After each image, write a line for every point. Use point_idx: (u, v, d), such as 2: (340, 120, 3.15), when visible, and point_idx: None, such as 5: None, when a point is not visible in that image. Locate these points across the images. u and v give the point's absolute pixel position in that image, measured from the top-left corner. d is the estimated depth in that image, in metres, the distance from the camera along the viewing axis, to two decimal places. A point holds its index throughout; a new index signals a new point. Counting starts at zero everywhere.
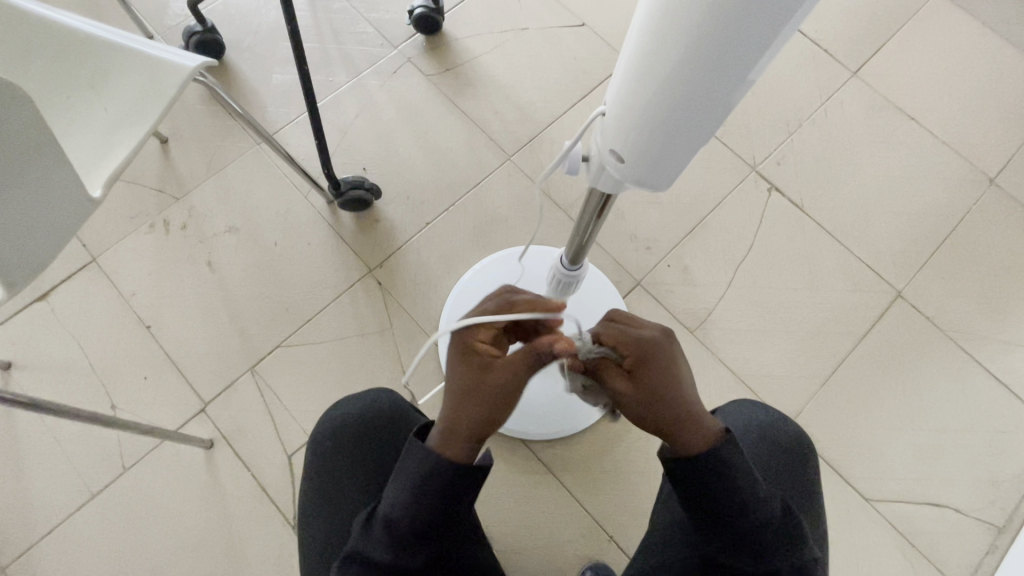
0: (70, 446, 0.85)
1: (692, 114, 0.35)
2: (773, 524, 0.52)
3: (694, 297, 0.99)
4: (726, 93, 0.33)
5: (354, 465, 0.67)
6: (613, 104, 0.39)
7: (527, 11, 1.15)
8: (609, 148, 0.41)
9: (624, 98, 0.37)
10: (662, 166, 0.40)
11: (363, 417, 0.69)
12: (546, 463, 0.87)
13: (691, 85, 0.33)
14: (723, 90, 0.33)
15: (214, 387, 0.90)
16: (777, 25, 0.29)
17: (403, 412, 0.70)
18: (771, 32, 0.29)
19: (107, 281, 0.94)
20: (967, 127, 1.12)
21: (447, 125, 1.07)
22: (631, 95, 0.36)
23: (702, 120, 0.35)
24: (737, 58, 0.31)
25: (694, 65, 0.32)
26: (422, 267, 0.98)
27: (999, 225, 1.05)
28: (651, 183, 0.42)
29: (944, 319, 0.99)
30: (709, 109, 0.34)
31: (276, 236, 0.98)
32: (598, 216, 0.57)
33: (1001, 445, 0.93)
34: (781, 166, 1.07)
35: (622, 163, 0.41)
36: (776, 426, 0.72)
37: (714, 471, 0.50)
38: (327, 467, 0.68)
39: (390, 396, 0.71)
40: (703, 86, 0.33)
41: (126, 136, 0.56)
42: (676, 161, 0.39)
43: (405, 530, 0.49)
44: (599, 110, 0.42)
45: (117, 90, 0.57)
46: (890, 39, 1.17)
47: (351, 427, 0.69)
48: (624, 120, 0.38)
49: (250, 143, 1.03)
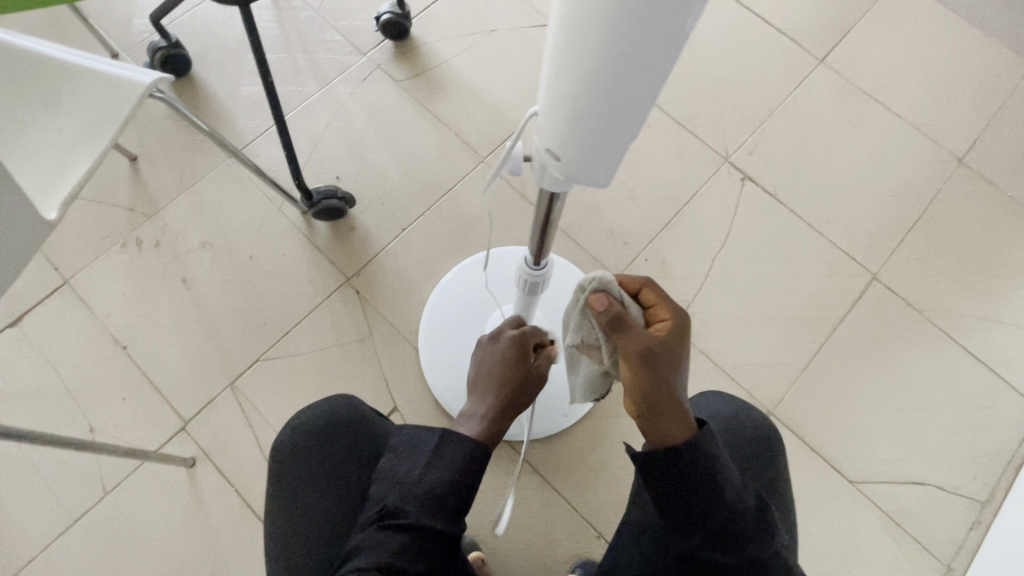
0: (51, 472, 0.84)
1: (616, 110, 0.36)
2: (749, 512, 0.48)
3: (673, 291, 0.99)
4: (649, 85, 0.34)
5: (315, 481, 0.65)
6: (544, 103, 0.39)
7: (495, 12, 1.15)
8: (544, 148, 0.42)
9: (551, 98, 0.38)
10: (597, 162, 0.40)
11: (324, 421, 0.67)
12: (529, 461, 0.88)
13: (613, 81, 0.33)
14: (640, 87, 0.34)
15: (194, 404, 0.89)
16: (678, 24, 0.29)
17: (362, 415, 0.69)
18: (673, 32, 0.30)
19: (81, 302, 0.93)
20: (935, 108, 1.13)
21: (419, 130, 1.06)
22: (557, 96, 0.37)
23: (626, 114, 0.36)
24: (648, 56, 0.31)
25: (611, 64, 0.32)
26: (401, 273, 0.98)
27: (969, 204, 1.07)
28: (591, 180, 0.43)
29: (920, 299, 1.00)
30: (631, 105, 0.35)
31: (251, 249, 0.98)
32: (552, 217, 0.56)
33: (981, 421, 0.94)
34: (753, 155, 1.08)
35: (560, 163, 0.42)
36: (748, 416, 0.73)
37: (686, 458, 0.48)
38: (285, 484, 0.66)
39: (347, 400, 0.69)
40: (622, 84, 0.34)
41: (80, 153, 0.56)
42: (611, 157, 0.40)
43: (437, 486, 0.48)
44: (532, 111, 0.43)
45: (67, 108, 0.57)
46: (855, 25, 1.19)
47: (308, 438, 0.67)
48: (557, 121, 0.39)
49: (221, 158, 1.02)
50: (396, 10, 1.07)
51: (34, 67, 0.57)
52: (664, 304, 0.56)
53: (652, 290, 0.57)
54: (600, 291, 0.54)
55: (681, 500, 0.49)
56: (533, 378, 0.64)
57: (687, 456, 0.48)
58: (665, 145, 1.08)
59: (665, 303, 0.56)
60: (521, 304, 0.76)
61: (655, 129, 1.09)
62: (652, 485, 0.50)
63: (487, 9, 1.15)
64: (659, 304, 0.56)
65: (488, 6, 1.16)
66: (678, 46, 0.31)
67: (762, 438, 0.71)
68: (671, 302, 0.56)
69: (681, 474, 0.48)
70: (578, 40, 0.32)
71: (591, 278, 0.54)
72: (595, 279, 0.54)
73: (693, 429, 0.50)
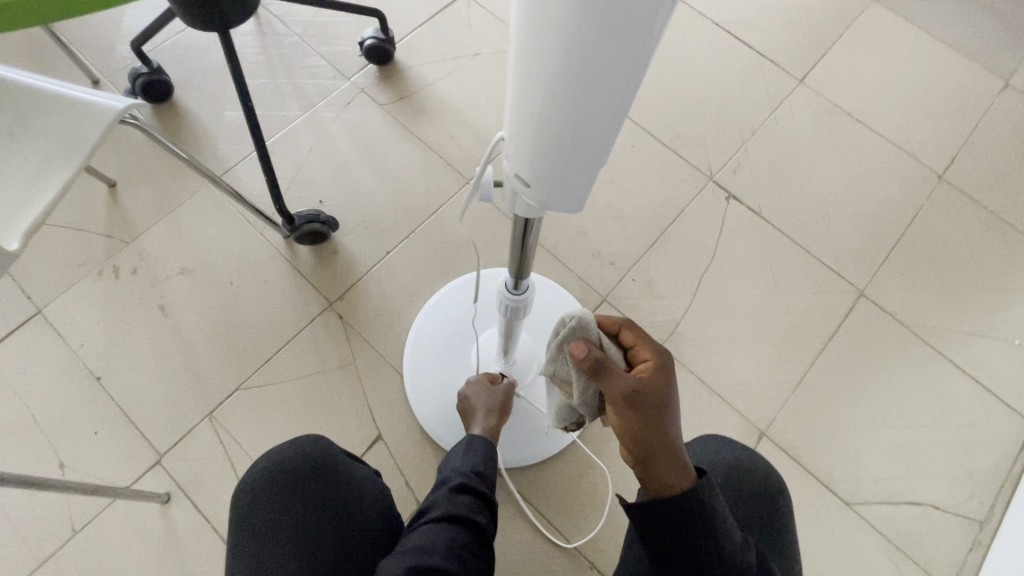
0: (17, 511, 0.80)
1: (580, 139, 0.35)
2: (751, 570, 0.46)
3: (661, 311, 0.98)
4: (610, 114, 0.34)
5: (280, 519, 0.62)
6: (511, 131, 0.39)
7: (479, 36, 1.16)
8: (513, 173, 0.42)
9: (515, 126, 0.38)
10: (566, 187, 0.40)
11: (287, 465, 0.64)
12: (518, 490, 0.85)
13: (575, 110, 0.33)
14: (602, 117, 0.34)
15: (170, 437, 0.86)
16: (633, 56, 0.29)
17: (328, 457, 0.66)
18: (629, 64, 0.30)
19: (54, 332, 0.90)
20: (913, 126, 1.15)
21: (403, 153, 1.06)
22: (520, 124, 0.37)
23: (590, 142, 0.36)
24: (606, 86, 0.31)
25: (571, 93, 0.32)
26: (385, 297, 0.96)
27: (951, 220, 1.08)
28: (560, 206, 0.42)
29: (908, 315, 1.00)
30: (595, 134, 0.35)
31: (232, 275, 0.96)
32: (527, 241, 0.55)
33: (975, 437, 0.93)
34: (737, 174, 1.09)
35: (530, 188, 0.41)
36: (745, 463, 0.71)
37: (683, 507, 0.46)
38: (250, 522, 0.62)
39: (312, 441, 0.67)
40: (583, 113, 0.33)
41: (46, 179, 0.54)
42: (578, 183, 0.40)
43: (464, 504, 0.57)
44: (499, 137, 0.42)
45: (35, 134, 0.56)
46: (832, 47, 1.21)
47: (274, 481, 0.64)
48: (523, 149, 0.38)
49: (202, 183, 1.01)
50: (380, 35, 1.08)
51: (7, 95, 0.57)
52: (645, 342, 0.55)
53: (632, 329, 0.56)
54: (581, 332, 0.52)
55: (677, 549, 0.47)
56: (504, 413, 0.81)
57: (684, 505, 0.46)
58: (649, 165, 1.08)
59: (645, 342, 0.55)
60: (504, 328, 0.74)
61: (639, 149, 1.10)
62: (653, 535, 0.48)
63: (470, 33, 1.17)
64: (639, 344, 0.55)
65: (471, 30, 1.17)
66: (641, 66, 0.30)
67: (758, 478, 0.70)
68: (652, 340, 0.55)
69: (683, 527, 0.47)
70: (537, 72, 0.32)
71: (572, 315, 0.53)
72: (575, 317, 0.52)
73: (691, 477, 0.48)
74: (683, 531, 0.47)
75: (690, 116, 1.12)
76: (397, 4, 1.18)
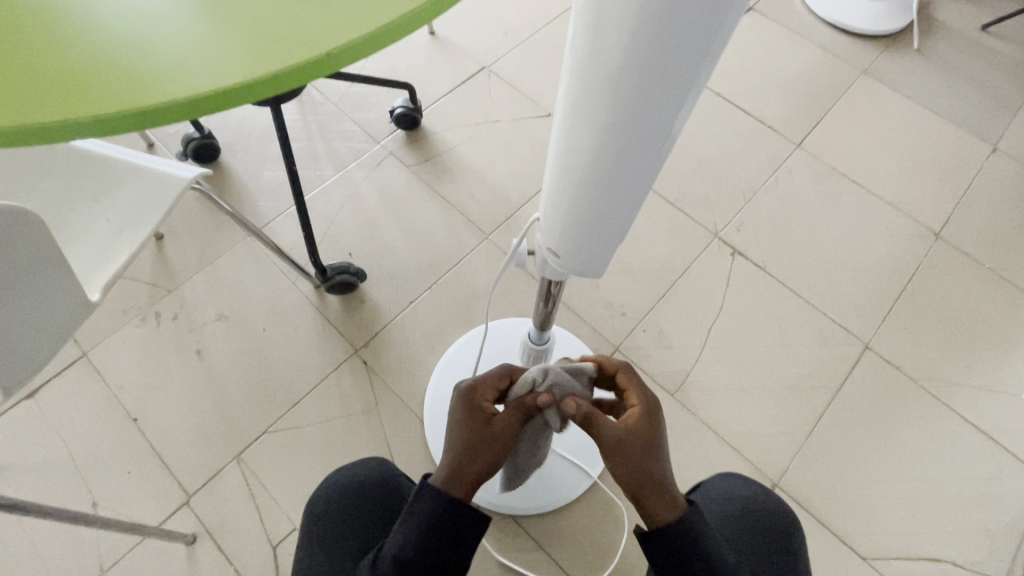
0: (50, 548, 0.83)
1: (605, 223, 0.44)
2: None
3: (672, 361, 1.02)
4: (629, 203, 0.42)
5: (341, 538, 0.66)
6: (546, 212, 0.46)
7: (499, 105, 1.27)
8: (546, 247, 0.50)
9: (549, 213, 0.46)
10: (591, 257, 0.48)
11: (361, 482, 0.69)
12: (533, 537, 0.86)
13: (600, 204, 0.42)
14: (622, 206, 0.42)
15: (199, 478, 0.90)
16: (648, 163, 0.38)
17: (396, 481, 0.71)
18: (645, 168, 0.38)
19: (97, 374, 0.96)
20: (908, 188, 1.22)
21: (427, 209, 1.14)
22: (553, 212, 0.45)
23: (612, 225, 0.44)
24: (626, 184, 0.40)
25: (598, 192, 0.41)
26: (407, 345, 1.01)
27: (950, 276, 1.12)
28: (587, 271, 0.50)
29: (914, 368, 1.03)
30: (617, 219, 0.43)
31: (264, 321, 1.02)
32: (550, 297, 0.62)
33: (990, 492, 0.94)
34: (741, 232, 1.15)
35: (559, 258, 0.49)
36: (758, 501, 0.73)
37: (682, 541, 0.51)
38: (317, 532, 0.66)
39: (388, 465, 0.72)
40: (607, 205, 0.42)
41: (125, 238, 0.61)
42: (602, 255, 0.48)
43: (416, 566, 0.49)
44: (533, 216, 0.51)
45: (115, 199, 0.63)
46: (826, 115, 1.31)
47: (344, 496, 0.68)
48: (555, 229, 0.46)
49: (241, 236, 1.09)
50: (409, 105, 1.18)
51: (93, 166, 0.65)
52: (633, 386, 0.58)
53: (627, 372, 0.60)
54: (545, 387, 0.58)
55: None
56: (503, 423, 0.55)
57: (680, 539, 0.51)
58: (657, 222, 1.15)
59: (634, 386, 0.58)
60: None
61: (647, 207, 1.17)
62: (654, 563, 0.53)
63: (490, 102, 1.27)
64: (628, 388, 0.58)
65: (492, 100, 1.28)
66: (656, 165, 0.38)
67: (773, 519, 0.72)
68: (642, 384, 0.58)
69: (680, 556, 0.51)
70: (569, 174, 0.41)
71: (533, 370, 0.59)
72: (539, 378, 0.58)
73: (681, 511, 0.52)
74: (677, 555, 0.51)
75: (694, 178, 1.20)
76: (425, 77, 1.30)
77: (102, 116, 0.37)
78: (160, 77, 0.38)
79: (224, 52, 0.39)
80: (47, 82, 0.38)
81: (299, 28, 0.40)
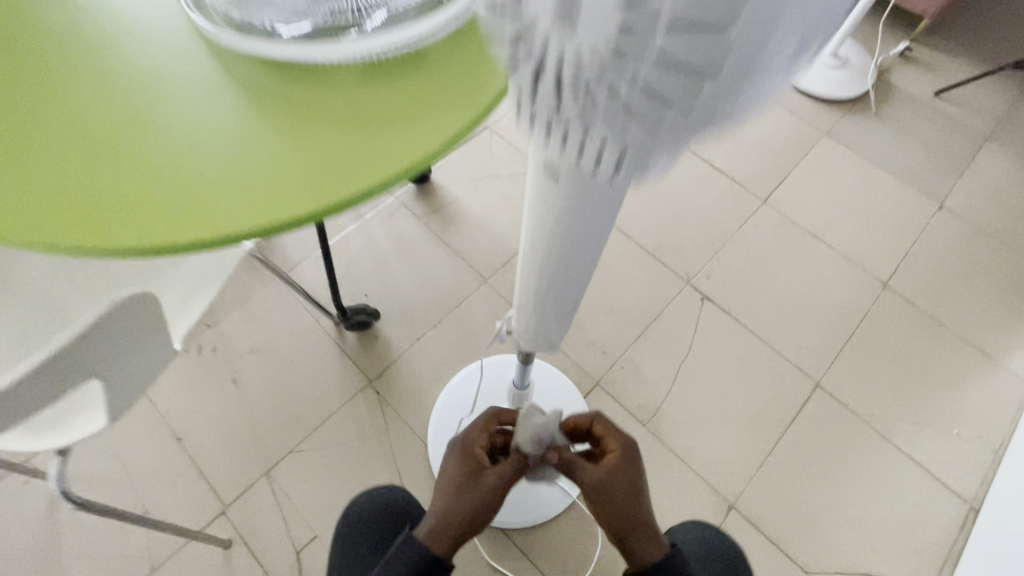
0: (109, 549, 0.98)
1: (552, 326, 0.64)
2: None
3: (645, 394, 1.16)
4: (568, 313, 0.62)
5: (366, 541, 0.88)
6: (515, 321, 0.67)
7: (499, 161, 1.44)
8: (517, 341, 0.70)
9: (518, 322, 0.66)
10: (549, 344, 0.69)
11: (383, 500, 0.91)
12: (520, 548, 1.00)
13: (549, 318, 0.62)
14: (564, 316, 0.62)
15: (234, 490, 1.04)
16: (575, 296, 0.58)
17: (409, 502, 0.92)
18: (573, 297, 0.58)
19: (147, 398, 1.11)
20: (861, 240, 1.37)
21: (434, 256, 1.30)
22: (521, 323, 0.65)
23: (558, 326, 0.65)
24: (564, 307, 0.60)
25: (548, 313, 0.61)
26: (414, 376, 1.16)
27: (895, 321, 1.27)
28: (546, 350, 0.71)
29: (858, 404, 1.17)
30: (561, 321, 0.64)
31: (291, 354, 1.17)
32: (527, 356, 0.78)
33: (920, 515, 1.07)
34: (710, 279, 1.30)
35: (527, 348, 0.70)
36: (712, 546, 0.89)
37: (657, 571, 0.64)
38: (347, 536, 0.88)
39: (403, 490, 0.94)
40: (553, 318, 0.62)
41: (193, 299, 0.77)
42: (554, 341, 0.68)
43: None
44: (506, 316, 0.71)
45: (184, 266, 0.79)
46: (790, 173, 1.47)
47: (369, 512, 0.90)
48: (522, 331, 0.67)
49: (271, 278, 1.25)
50: None
51: None
52: (612, 432, 0.66)
53: (605, 419, 0.67)
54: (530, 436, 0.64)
55: None
56: (491, 478, 0.62)
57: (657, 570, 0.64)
58: (637, 269, 1.30)
59: (613, 433, 0.66)
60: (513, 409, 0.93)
61: (629, 256, 1.32)
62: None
63: (492, 158, 1.44)
64: (607, 435, 0.66)
65: (493, 156, 1.44)
66: (582, 290, 0.58)
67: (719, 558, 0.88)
68: (621, 431, 0.66)
69: None
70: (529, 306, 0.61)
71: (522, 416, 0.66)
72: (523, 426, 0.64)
73: (658, 544, 0.65)
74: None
75: (671, 230, 1.36)
76: None
77: (104, 248, 0.35)
78: (179, 210, 0.37)
79: (242, 177, 0.38)
80: (55, 206, 0.37)
81: (352, 103, 0.42)
